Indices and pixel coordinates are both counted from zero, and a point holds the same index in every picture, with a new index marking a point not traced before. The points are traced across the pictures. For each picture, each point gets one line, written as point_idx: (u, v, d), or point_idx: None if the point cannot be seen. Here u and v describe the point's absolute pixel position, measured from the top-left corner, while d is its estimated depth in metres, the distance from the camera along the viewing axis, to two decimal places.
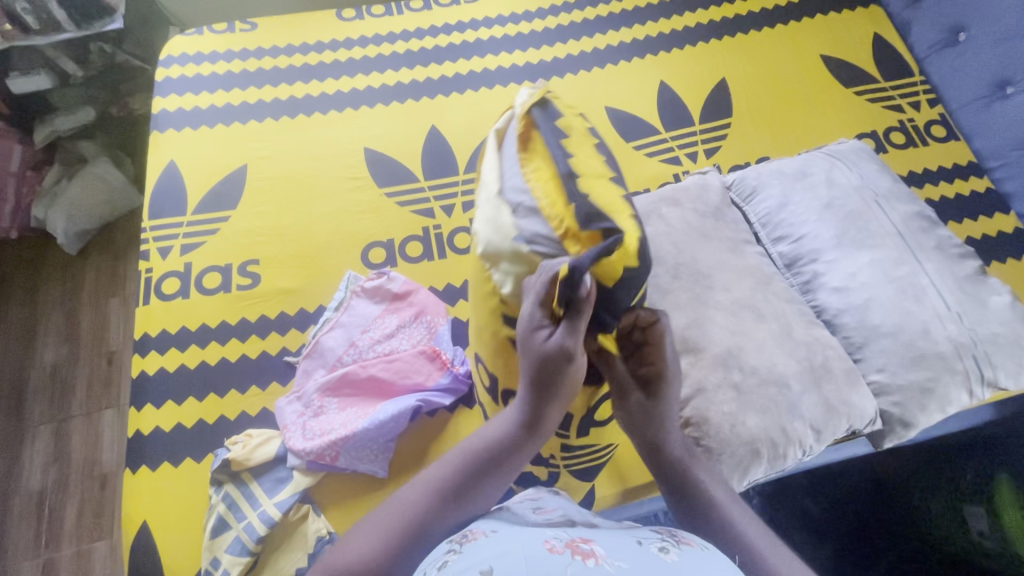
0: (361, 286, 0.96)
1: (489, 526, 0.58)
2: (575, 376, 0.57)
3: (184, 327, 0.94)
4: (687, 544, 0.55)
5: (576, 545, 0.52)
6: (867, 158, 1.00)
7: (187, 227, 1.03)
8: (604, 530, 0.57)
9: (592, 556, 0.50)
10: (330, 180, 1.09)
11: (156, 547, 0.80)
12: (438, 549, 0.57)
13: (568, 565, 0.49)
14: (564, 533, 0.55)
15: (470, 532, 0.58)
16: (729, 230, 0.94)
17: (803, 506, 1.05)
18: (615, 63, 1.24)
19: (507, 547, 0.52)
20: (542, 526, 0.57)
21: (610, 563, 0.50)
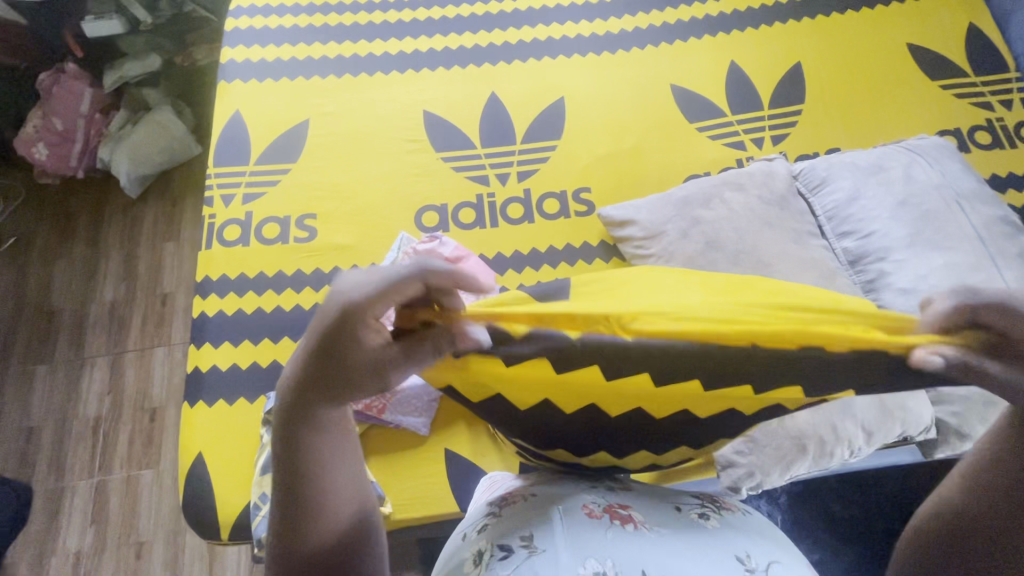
0: (413, 248, 0.98)
1: (528, 489, 0.58)
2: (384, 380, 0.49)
3: (243, 274, 0.98)
4: (727, 511, 0.56)
5: (614, 510, 0.53)
6: (950, 155, 0.95)
7: (250, 177, 1.06)
8: (642, 493, 0.57)
9: (632, 522, 0.51)
10: (389, 140, 1.10)
11: (208, 477, 0.84)
12: (478, 510, 0.59)
13: (608, 530, 0.50)
14: (601, 497, 0.55)
15: (509, 495, 0.58)
16: (793, 220, 0.91)
17: (828, 508, 0.96)
18: (685, 40, 1.20)
19: (545, 509, 0.53)
20: (579, 485, 0.58)
21: (650, 528, 0.51)
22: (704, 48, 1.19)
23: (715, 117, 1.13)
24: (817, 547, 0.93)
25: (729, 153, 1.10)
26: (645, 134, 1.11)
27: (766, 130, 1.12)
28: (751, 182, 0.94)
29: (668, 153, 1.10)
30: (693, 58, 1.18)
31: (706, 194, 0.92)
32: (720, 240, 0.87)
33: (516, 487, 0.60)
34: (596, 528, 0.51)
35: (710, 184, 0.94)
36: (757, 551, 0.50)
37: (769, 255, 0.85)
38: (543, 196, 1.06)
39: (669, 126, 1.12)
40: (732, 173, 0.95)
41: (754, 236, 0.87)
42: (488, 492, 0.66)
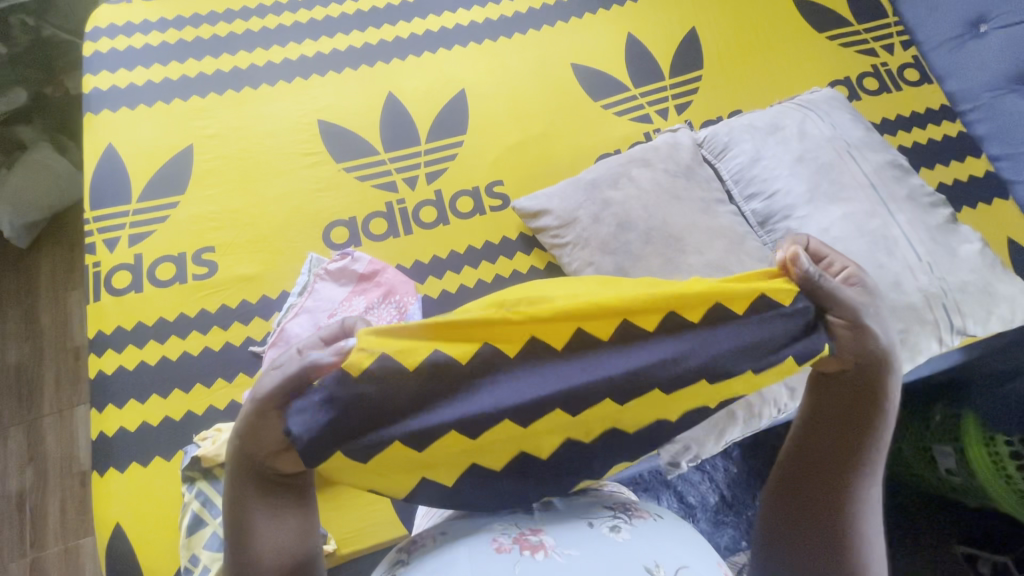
0: (324, 269, 0.93)
1: (438, 528, 0.56)
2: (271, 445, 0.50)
3: (141, 323, 0.90)
4: (639, 518, 0.56)
5: (524, 539, 0.51)
6: (840, 107, 0.97)
7: (134, 215, 0.97)
8: (556, 511, 0.56)
9: (542, 550, 0.50)
10: (284, 157, 1.03)
11: (131, 547, 0.78)
12: (387, 561, 0.56)
13: (517, 564, 0.49)
14: (515, 524, 0.54)
15: (418, 537, 0.57)
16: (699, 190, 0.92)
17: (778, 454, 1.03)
18: (580, 16, 1.18)
19: (452, 551, 0.52)
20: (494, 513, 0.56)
21: (560, 552, 0.50)
22: (600, 23, 1.17)
23: (619, 92, 1.12)
24: None
25: (637, 127, 1.10)
26: (551, 118, 1.09)
27: (669, 100, 1.12)
28: (656, 156, 0.94)
29: (577, 135, 1.08)
30: (590, 34, 1.16)
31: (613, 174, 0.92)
32: (632, 219, 0.86)
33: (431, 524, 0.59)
34: (505, 562, 0.49)
35: (617, 164, 0.93)
36: (668, 557, 0.50)
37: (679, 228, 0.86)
38: (456, 195, 1.03)
39: (574, 107, 1.10)
40: (638, 149, 0.95)
41: (664, 211, 0.87)
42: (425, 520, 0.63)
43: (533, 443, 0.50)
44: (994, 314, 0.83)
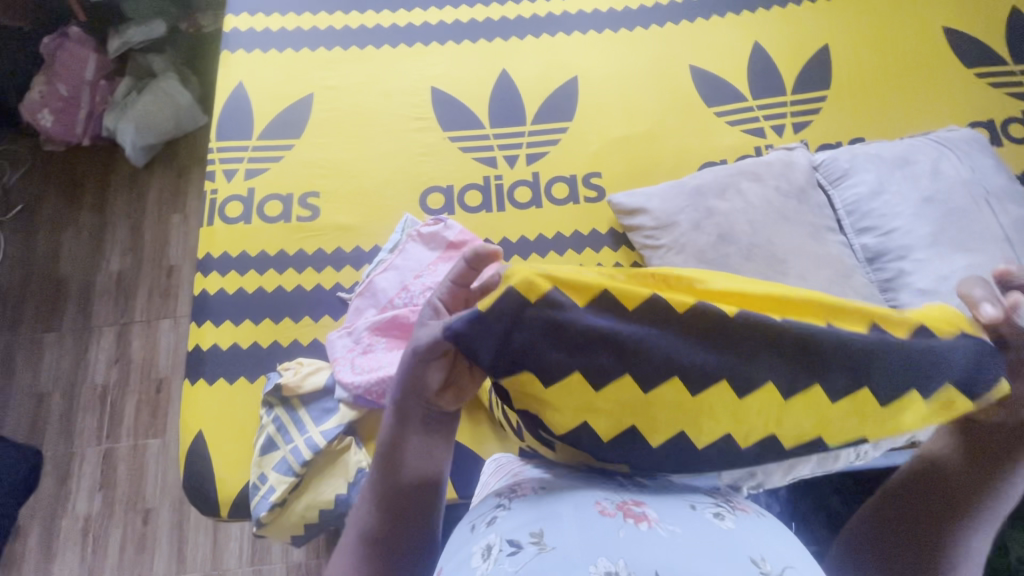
0: (417, 231, 0.96)
1: (537, 482, 0.58)
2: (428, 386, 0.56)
3: (245, 252, 0.96)
4: (743, 511, 0.55)
5: (628, 508, 0.53)
6: (981, 150, 0.90)
7: (252, 152, 1.03)
8: (655, 489, 0.57)
9: (646, 520, 0.51)
10: (395, 118, 1.06)
11: (208, 454, 0.85)
12: (484, 503, 0.58)
13: (621, 529, 0.50)
14: (615, 494, 0.55)
15: (516, 485, 0.58)
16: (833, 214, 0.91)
17: (829, 503, 0.96)
18: (707, 18, 1.14)
19: (552, 508, 0.53)
20: (594, 479, 0.57)
21: (664, 527, 0.51)
22: (727, 27, 1.13)
23: (735, 102, 1.08)
24: (813, 539, 0.92)
25: (748, 139, 1.06)
26: (660, 118, 1.07)
27: (787, 117, 1.07)
28: (769, 172, 0.90)
29: (684, 138, 1.06)
30: (715, 38, 1.12)
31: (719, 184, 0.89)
32: (734, 233, 0.84)
33: (523, 477, 0.60)
34: (609, 526, 0.50)
35: (726, 174, 0.90)
36: (773, 555, 0.50)
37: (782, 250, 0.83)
38: (552, 180, 1.03)
39: (686, 109, 1.08)
40: (750, 162, 0.91)
41: (769, 230, 0.83)
42: (498, 477, 0.65)
43: (694, 412, 0.49)
44: None
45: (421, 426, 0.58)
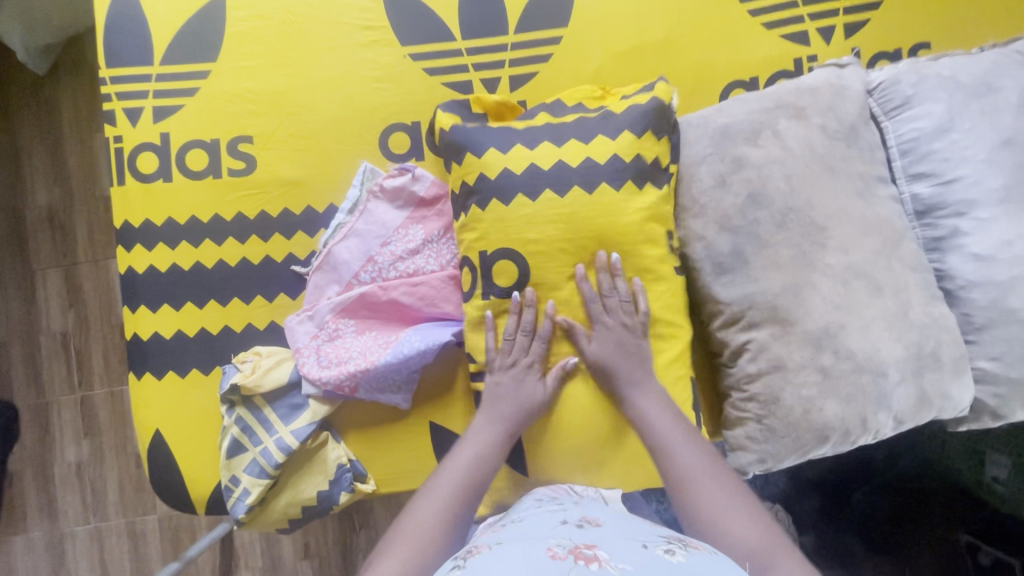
0: (379, 186, 0.79)
1: (493, 540, 0.54)
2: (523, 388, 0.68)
3: (171, 219, 0.79)
4: (695, 548, 0.52)
5: (579, 551, 0.48)
6: None
7: (157, 83, 0.81)
8: (609, 534, 0.54)
9: (596, 562, 0.47)
10: (337, 28, 0.82)
11: (170, 455, 0.77)
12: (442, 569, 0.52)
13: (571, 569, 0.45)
14: (569, 541, 0.51)
15: (474, 546, 0.54)
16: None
17: None
18: None
19: (503, 557, 0.49)
20: (548, 530, 0.54)
21: (615, 566, 0.46)
22: None
23: None
24: None
25: (787, 49, 0.84)
26: (679, 19, 0.83)
27: (839, 16, 0.85)
28: (813, 105, 0.72)
29: (708, 48, 0.84)
30: None
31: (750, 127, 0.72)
32: (767, 192, 0.68)
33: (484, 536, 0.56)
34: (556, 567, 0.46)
35: (761, 108, 0.72)
36: None
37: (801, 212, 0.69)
38: None
39: (713, 7, 0.84)
40: (789, 90, 0.73)
41: (808, 188, 0.68)
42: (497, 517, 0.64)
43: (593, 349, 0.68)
44: None
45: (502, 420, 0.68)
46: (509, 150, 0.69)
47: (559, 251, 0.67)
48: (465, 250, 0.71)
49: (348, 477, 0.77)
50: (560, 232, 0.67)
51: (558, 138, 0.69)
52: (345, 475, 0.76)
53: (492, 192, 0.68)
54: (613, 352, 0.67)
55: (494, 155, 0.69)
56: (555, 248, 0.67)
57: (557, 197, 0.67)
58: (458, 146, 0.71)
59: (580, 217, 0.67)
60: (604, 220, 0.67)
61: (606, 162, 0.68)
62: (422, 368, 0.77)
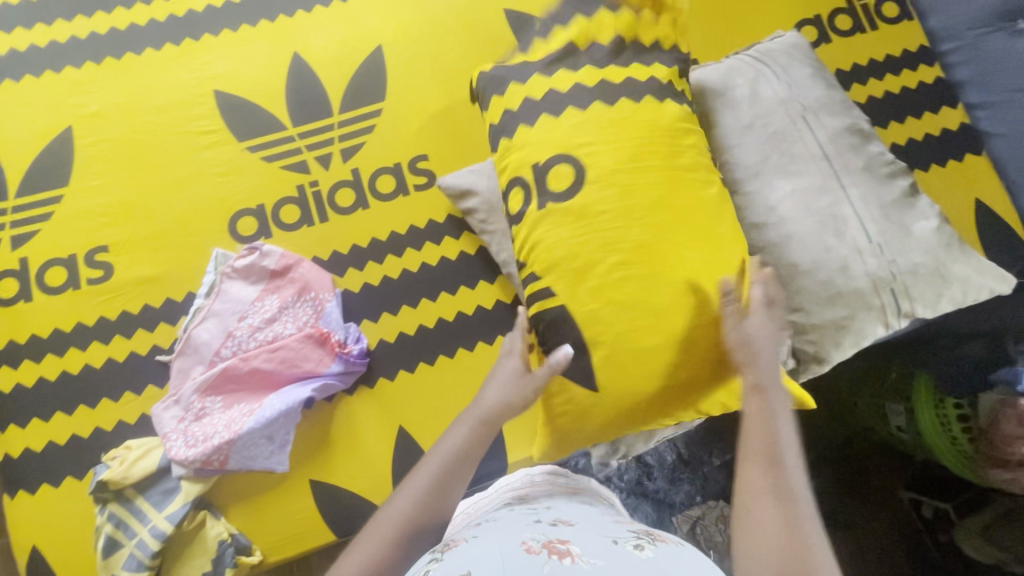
0: (230, 267, 0.85)
1: (470, 535, 0.56)
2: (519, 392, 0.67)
3: (35, 335, 0.84)
4: (662, 542, 0.55)
5: (553, 546, 0.51)
6: (800, 58, 0.85)
7: (13, 214, 0.87)
8: (582, 530, 0.56)
9: (568, 556, 0.49)
10: (177, 137, 0.91)
11: (50, 570, 0.77)
12: (418, 563, 0.54)
13: (545, 563, 0.48)
14: (543, 535, 0.54)
15: (451, 541, 0.56)
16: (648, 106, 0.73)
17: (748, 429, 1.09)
18: None
19: (481, 552, 0.51)
20: (523, 526, 0.57)
21: (586, 560, 0.49)
22: None
23: None
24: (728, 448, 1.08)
25: None
26: None
27: None
28: None
29: None
30: None
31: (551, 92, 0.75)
32: None
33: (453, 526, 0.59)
34: (533, 561, 0.48)
35: None
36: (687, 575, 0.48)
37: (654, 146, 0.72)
38: (375, 174, 0.92)
39: None
40: None
41: None
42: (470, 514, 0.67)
43: (656, 283, 0.69)
44: (945, 296, 0.76)
45: (505, 411, 0.67)
46: (554, 74, 0.76)
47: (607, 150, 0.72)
48: (516, 169, 0.75)
49: (231, 552, 0.78)
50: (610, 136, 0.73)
51: (600, 61, 0.76)
52: (228, 550, 0.77)
53: (514, 123, 0.76)
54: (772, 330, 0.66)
55: (501, 80, 0.78)
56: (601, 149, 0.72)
57: (580, 111, 0.73)
58: (498, 81, 0.79)
59: (614, 163, 0.71)
60: (641, 190, 0.71)
61: (624, 82, 0.75)
62: (293, 428, 0.81)
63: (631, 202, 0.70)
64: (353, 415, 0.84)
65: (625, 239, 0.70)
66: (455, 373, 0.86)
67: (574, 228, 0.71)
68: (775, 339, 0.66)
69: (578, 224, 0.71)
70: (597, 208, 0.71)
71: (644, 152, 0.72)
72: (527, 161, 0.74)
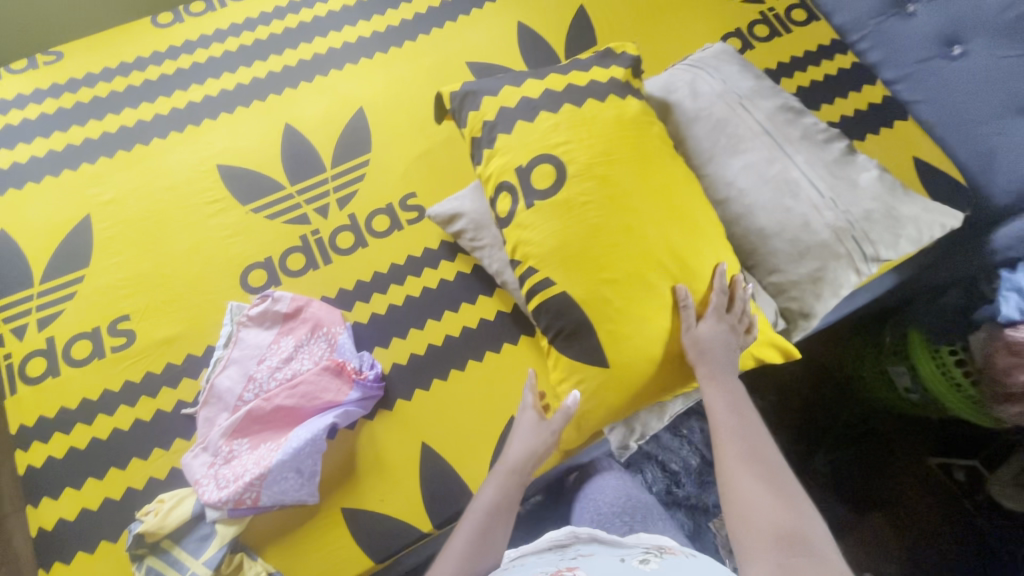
0: (246, 316, 0.91)
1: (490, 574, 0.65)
2: (540, 439, 0.78)
3: (65, 408, 0.87)
4: (670, 554, 0.62)
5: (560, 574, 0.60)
6: (728, 60, 0.97)
7: (38, 299, 0.94)
8: (594, 557, 0.64)
9: None
10: (187, 209, 1.00)
11: None
12: None
13: None
14: (555, 567, 0.62)
15: None
16: (602, 105, 0.81)
17: None
18: (467, 14, 1.17)
19: None
20: (541, 564, 0.65)
21: None
22: (489, 16, 1.17)
23: None
24: None
25: None
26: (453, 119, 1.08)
27: None
28: None
29: None
30: (481, 30, 1.16)
31: (515, 102, 0.84)
32: None
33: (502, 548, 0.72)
34: None
35: None
36: None
37: (620, 135, 0.79)
38: (370, 215, 1.01)
39: None
40: None
41: None
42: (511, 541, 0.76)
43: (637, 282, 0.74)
44: (903, 236, 0.83)
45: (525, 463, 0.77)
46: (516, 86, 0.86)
47: (577, 135, 0.79)
48: (499, 176, 0.81)
49: None
50: (576, 126, 0.79)
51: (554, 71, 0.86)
52: None
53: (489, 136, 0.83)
54: (723, 337, 0.74)
55: (471, 98, 0.86)
56: (570, 135, 0.79)
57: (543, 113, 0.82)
58: (473, 98, 0.86)
59: (575, 149, 0.78)
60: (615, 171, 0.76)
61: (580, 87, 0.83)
62: (320, 459, 0.83)
63: (610, 188, 0.76)
64: (377, 438, 0.87)
65: (612, 224, 0.75)
66: (468, 384, 0.90)
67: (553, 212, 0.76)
68: (728, 340, 0.74)
69: (569, 217, 0.76)
70: (576, 189, 0.76)
71: (614, 145, 0.78)
72: (510, 166, 0.80)
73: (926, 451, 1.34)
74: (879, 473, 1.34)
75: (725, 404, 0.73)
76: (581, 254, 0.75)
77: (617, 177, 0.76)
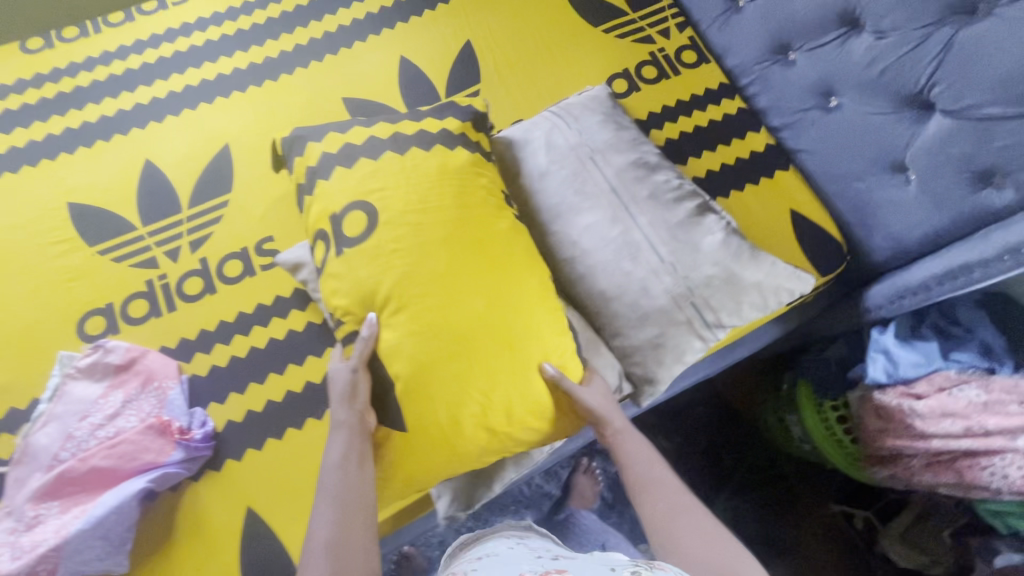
0: (74, 367, 0.87)
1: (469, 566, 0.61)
2: (359, 383, 0.72)
3: None
4: (660, 568, 0.53)
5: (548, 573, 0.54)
6: (593, 107, 0.93)
7: None
8: (582, 561, 0.58)
9: None
10: (29, 250, 0.96)
11: None
12: None
13: None
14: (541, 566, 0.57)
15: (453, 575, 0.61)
16: (432, 160, 0.78)
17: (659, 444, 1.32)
18: (348, 47, 1.13)
19: None
20: (522, 561, 0.60)
21: None
22: (371, 49, 1.13)
23: None
24: None
25: None
26: None
27: None
28: None
29: None
30: (361, 64, 1.12)
31: (344, 148, 0.79)
32: None
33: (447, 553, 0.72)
34: None
35: None
36: None
37: (446, 194, 0.75)
38: (222, 260, 0.97)
39: None
40: None
41: None
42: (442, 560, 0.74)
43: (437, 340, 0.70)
44: (745, 302, 0.80)
45: (353, 416, 0.71)
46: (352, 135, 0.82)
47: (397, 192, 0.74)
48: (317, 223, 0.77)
49: None
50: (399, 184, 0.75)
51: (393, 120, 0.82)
52: None
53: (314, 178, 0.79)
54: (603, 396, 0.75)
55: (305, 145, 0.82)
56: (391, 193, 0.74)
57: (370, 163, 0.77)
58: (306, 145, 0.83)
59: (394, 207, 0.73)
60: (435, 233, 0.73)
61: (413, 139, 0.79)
62: (131, 526, 0.79)
63: (425, 244, 0.72)
64: (200, 500, 0.83)
65: (424, 291, 0.70)
66: (304, 443, 0.87)
67: (366, 275, 0.72)
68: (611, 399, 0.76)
69: (377, 270, 0.72)
70: (391, 248, 0.72)
71: (433, 200, 0.74)
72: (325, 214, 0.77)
73: (830, 496, 1.31)
74: (784, 518, 1.30)
75: (639, 460, 0.73)
76: (393, 321, 0.72)
77: (436, 237, 0.72)
